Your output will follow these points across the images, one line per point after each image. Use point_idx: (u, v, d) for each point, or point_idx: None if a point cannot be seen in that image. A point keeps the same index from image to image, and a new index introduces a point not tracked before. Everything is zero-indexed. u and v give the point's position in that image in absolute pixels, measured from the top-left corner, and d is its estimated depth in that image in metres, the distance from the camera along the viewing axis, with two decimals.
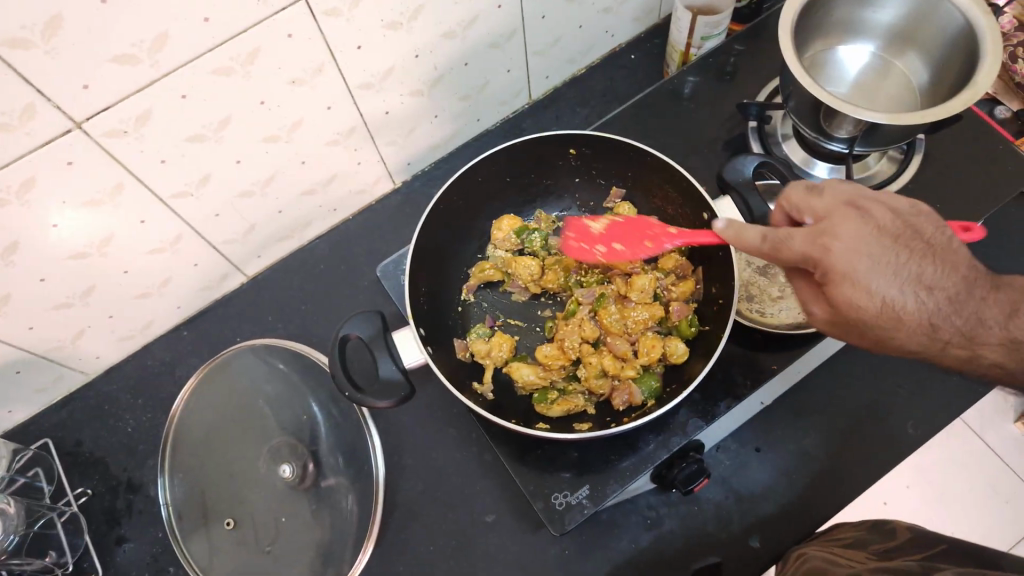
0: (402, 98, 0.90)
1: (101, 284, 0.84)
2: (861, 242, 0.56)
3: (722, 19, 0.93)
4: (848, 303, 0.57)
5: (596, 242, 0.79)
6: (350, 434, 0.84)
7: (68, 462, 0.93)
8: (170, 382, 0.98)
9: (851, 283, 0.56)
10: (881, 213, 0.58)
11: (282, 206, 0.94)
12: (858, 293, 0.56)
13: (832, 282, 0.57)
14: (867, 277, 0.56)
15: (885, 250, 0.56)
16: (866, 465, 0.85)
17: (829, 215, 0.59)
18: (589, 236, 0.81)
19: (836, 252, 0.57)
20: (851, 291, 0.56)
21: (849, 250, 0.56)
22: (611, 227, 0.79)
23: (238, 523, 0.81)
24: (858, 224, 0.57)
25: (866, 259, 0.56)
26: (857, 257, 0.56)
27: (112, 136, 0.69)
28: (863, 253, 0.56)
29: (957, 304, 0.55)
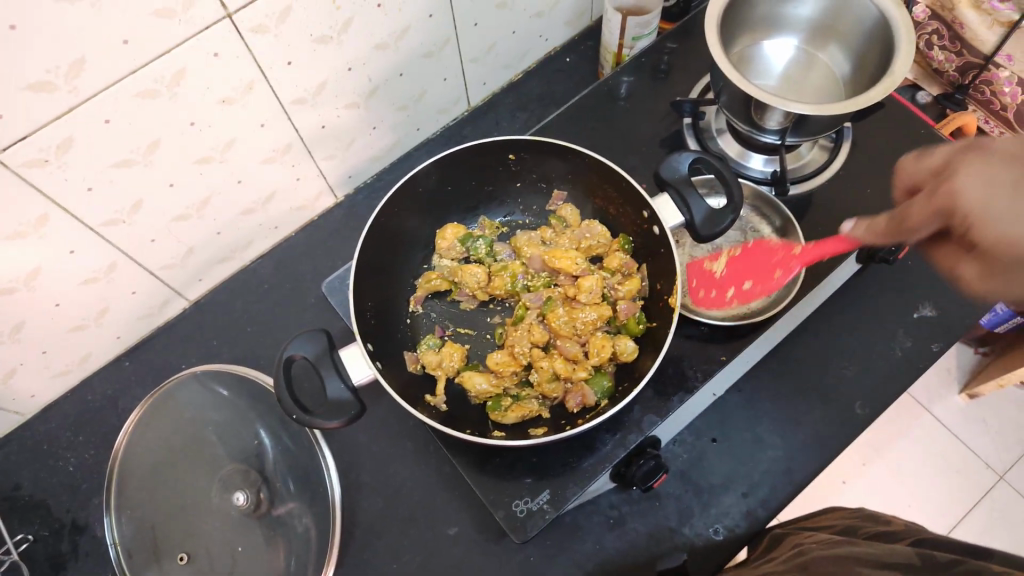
0: (337, 112, 0.89)
1: (32, 319, 0.81)
2: (988, 178, 0.51)
3: (652, 19, 0.96)
4: (988, 245, 0.51)
5: (689, 279, 0.72)
6: (304, 457, 0.82)
7: (7, 508, 0.89)
8: (113, 415, 0.94)
9: (987, 223, 0.50)
10: (1006, 145, 0.52)
11: (221, 227, 0.92)
12: (1001, 232, 0.49)
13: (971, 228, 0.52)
14: (1006, 210, 0.49)
15: (1016, 182, 0.50)
16: (818, 448, 0.87)
17: (949, 168, 0.56)
18: (711, 280, 0.86)
19: (964, 197, 0.52)
20: (992, 232, 0.50)
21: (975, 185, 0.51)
22: (736, 265, 0.85)
23: (191, 556, 0.78)
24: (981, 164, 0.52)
25: (1003, 196, 0.50)
26: (988, 193, 0.51)
27: (31, 166, 0.66)
28: (995, 190, 0.50)
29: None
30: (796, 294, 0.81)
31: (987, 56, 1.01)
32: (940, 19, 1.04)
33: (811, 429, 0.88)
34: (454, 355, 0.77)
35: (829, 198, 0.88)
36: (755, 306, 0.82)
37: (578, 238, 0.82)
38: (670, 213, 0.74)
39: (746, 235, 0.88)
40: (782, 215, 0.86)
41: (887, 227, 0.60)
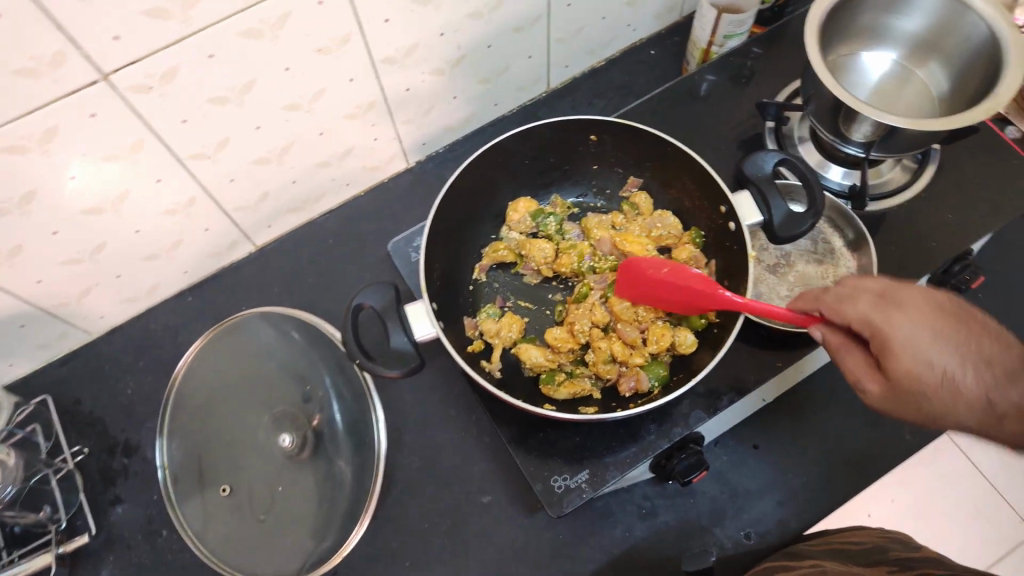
0: (422, 77, 0.91)
1: (112, 243, 0.84)
2: (918, 328, 0.56)
3: (746, 18, 0.95)
4: (907, 376, 0.56)
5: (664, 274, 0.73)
6: (353, 406, 0.84)
7: (67, 419, 0.93)
8: (173, 346, 0.97)
9: (908, 355, 0.56)
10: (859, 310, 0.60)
11: (297, 176, 0.94)
12: (916, 365, 0.56)
13: (886, 355, 0.57)
14: (924, 350, 0.56)
15: (937, 325, 0.57)
16: (861, 468, 0.86)
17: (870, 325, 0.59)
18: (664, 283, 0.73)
19: (896, 332, 0.57)
20: (907, 363, 0.56)
21: (914, 332, 0.56)
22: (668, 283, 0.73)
23: (233, 489, 0.81)
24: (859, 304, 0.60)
25: (928, 342, 0.56)
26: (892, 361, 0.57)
27: (136, 91, 0.69)
28: (924, 338, 0.56)
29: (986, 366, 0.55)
30: None
31: None
32: None
33: (857, 449, 0.87)
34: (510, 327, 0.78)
35: (907, 217, 0.86)
36: None
37: (649, 226, 0.82)
38: (749, 212, 0.74)
39: (817, 246, 0.86)
40: (856, 230, 0.84)
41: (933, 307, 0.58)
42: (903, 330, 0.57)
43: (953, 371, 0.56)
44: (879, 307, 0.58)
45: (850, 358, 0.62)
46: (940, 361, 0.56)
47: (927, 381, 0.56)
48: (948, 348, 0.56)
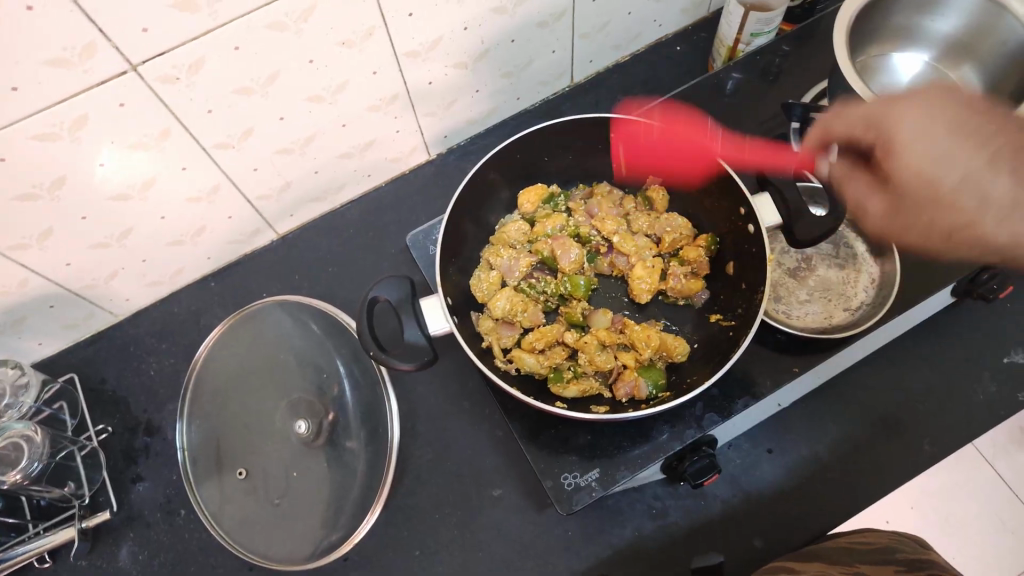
0: (445, 70, 0.91)
1: (139, 228, 0.86)
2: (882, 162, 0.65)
3: (775, 17, 0.93)
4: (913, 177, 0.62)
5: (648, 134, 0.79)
6: (369, 395, 0.85)
7: (92, 398, 0.96)
8: (195, 330, 0.99)
9: (914, 146, 0.61)
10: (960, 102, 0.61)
11: (319, 166, 0.94)
12: (922, 161, 0.61)
13: (890, 154, 0.63)
14: (941, 153, 0.60)
15: (928, 112, 0.61)
16: (877, 477, 0.85)
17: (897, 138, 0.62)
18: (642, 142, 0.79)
19: (903, 128, 0.62)
20: (918, 153, 0.61)
21: (912, 127, 0.61)
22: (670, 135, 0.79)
23: (250, 472, 0.83)
24: (936, 94, 0.62)
25: (950, 135, 0.60)
26: (921, 126, 0.61)
27: (164, 82, 0.70)
28: (947, 129, 0.60)
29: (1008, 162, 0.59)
30: (880, 317, 0.79)
31: None
32: None
33: (872, 456, 0.86)
34: (500, 304, 0.76)
35: None
36: (837, 323, 0.80)
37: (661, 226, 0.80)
38: (768, 212, 0.73)
39: (839, 250, 0.85)
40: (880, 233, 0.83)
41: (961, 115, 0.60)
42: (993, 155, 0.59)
43: (971, 174, 0.59)
44: (891, 101, 0.63)
45: (854, 187, 0.70)
46: (946, 158, 0.60)
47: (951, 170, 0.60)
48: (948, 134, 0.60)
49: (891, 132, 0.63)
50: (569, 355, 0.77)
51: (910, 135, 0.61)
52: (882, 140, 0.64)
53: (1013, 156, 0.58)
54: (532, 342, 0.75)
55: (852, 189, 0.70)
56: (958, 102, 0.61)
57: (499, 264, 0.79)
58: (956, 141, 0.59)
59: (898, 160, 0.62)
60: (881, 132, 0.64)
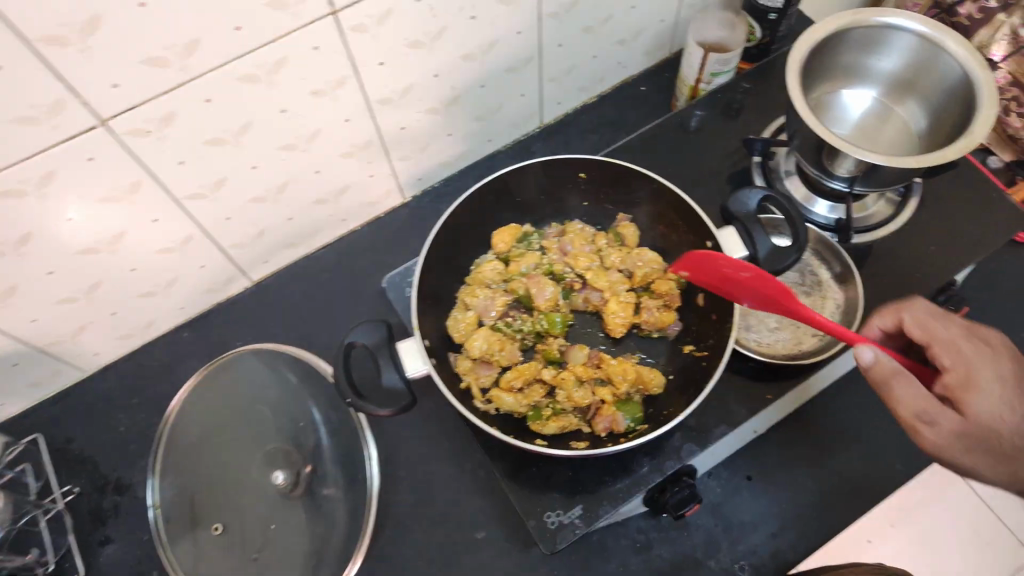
0: (418, 116, 0.92)
1: (107, 281, 0.85)
2: (996, 368, 0.61)
3: (732, 58, 0.97)
4: (987, 413, 0.59)
5: None
6: (346, 441, 0.85)
7: (59, 458, 0.92)
8: (167, 382, 0.97)
9: (980, 395, 0.60)
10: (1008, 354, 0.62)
11: (292, 213, 0.94)
12: (995, 403, 0.59)
13: (967, 390, 0.61)
14: (987, 390, 0.60)
15: (1010, 368, 0.61)
16: (855, 500, 0.86)
17: (963, 358, 0.62)
18: None
19: (986, 368, 0.61)
20: (986, 402, 0.60)
21: (991, 372, 0.61)
22: None
23: (226, 527, 0.81)
24: (1002, 356, 0.62)
25: (1004, 388, 0.60)
26: (988, 373, 0.61)
27: (135, 136, 0.70)
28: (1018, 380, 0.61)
29: None
30: None
31: None
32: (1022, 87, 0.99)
33: (849, 479, 0.87)
34: (477, 344, 0.76)
35: (893, 249, 0.88)
36: (805, 348, 0.82)
37: (632, 262, 0.82)
38: (734, 246, 0.75)
39: (804, 277, 0.88)
40: (841, 260, 0.86)
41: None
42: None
43: (1010, 418, 0.59)
44: (970, 335, 0.63)
45: (907, 387, 0.60)
46: (1000, 406, 0.59)
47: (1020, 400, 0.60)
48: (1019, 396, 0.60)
49: (974, 370, 0.61)
50: (548, 392, 0.77)
51: (1000, 375, 0.60)
52: (948, 378, 0.62)
53: None
54: (511, 381, 0.75)
55: (984, 378, 0.60)
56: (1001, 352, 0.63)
57: (476, 304, 0.80)
58: (1010, 397, 0.60)
59: (978, 399, 0.60)
60: (959, 363, 0.62)
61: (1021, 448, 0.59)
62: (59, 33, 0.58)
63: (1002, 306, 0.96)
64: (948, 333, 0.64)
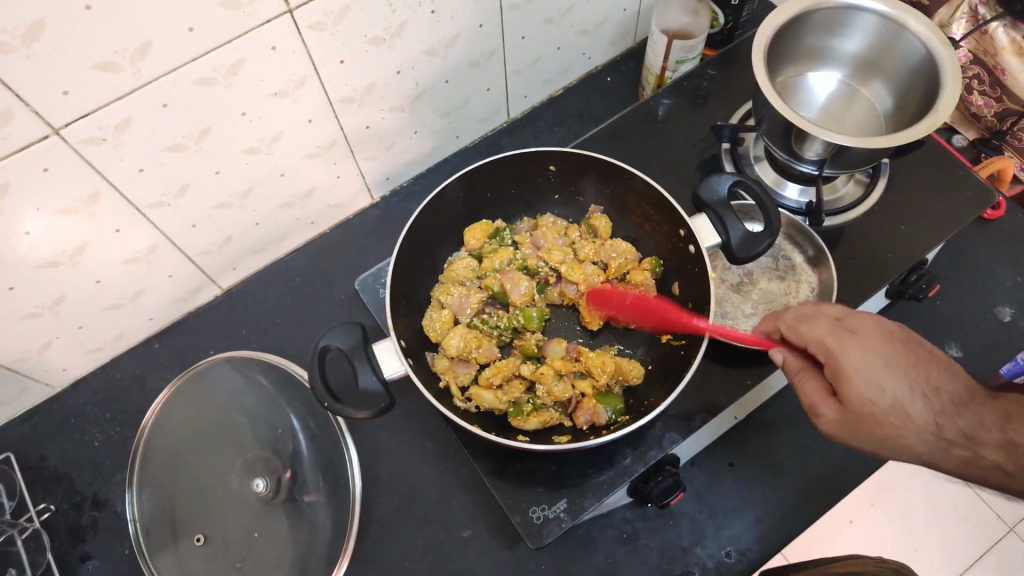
0: (382, 114, 0.91)
1: (71, 294, 0.83)
2: (869, 356, 0.63)
3: (696, 45, 0.97)
4: (857, 402, 0.62)
5: None
6: (327, 446, 0.84)
7: (31, 477, 0.90)
8: (139, 395, 0.95)
9: (857, 384, 0.62)
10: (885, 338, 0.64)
11: (260, 218, 0.93)
12: (867, 391, 0.62)
13: (840, 379, 0.63)
14: (872, 380, 0.62)
15: (893, 355, 0.63)
16: (836, 479, 0.87)
17: (830, 347, 0.65)
18: None
19: (851, 357, 0.63)
20: (858, 391, 0.62)
21: (861, 358, 0.63)
22: None
23: (208, 538, 0.79)
24: (876, 339, 0.64)
25: (882, 372, 0.62)
26: (867, 363, 0.63)
27: (90, 144, 0.69)
28: (881, 366, 0.63)
29: (961, 407, 0.62)
30: None
31: None
32: (982, 64, 1.00)
33: (829, 459, 0.88)
34: (453, 343, 0.76)
35: (863, 229, 0.88)
36: None
37: (606, 253, 0.81)
38: (707, 233, 0.74)
39: (778, 262, 0.88)
40: (814, 243, 0.86)
41: (896, 355, 0.63)
42: (922, 379, 0.63)
43: (908, 403, 0.62)
44: (834, 330, 0.65)
45: (810, 380, 0.67)
46: (886, 393, 0.62)
47: (893, 388, 0.62)
48: (912, 382, 0.63)
49: (837, 361, 0.64)
50: (527, 388, 0.77)
51: (854, 366, 0.63)
52: (831, 366, 0.65)
53: (936, 389, 0.63)
54: (489, 378, 0.75)
55: (854, 370, 0.63)
56: (888, 337, 0.65)
57: (450, 302, 0.79)
58: (895, 383, 0.62)
59: (849, 385, 0.63)
60: (827, 356, 0.65)
61: (901, 427, 0.62)
62: (1, 40, 0.57)
63: (972, 281, 0.97)
64: (817, 333, 0.66)
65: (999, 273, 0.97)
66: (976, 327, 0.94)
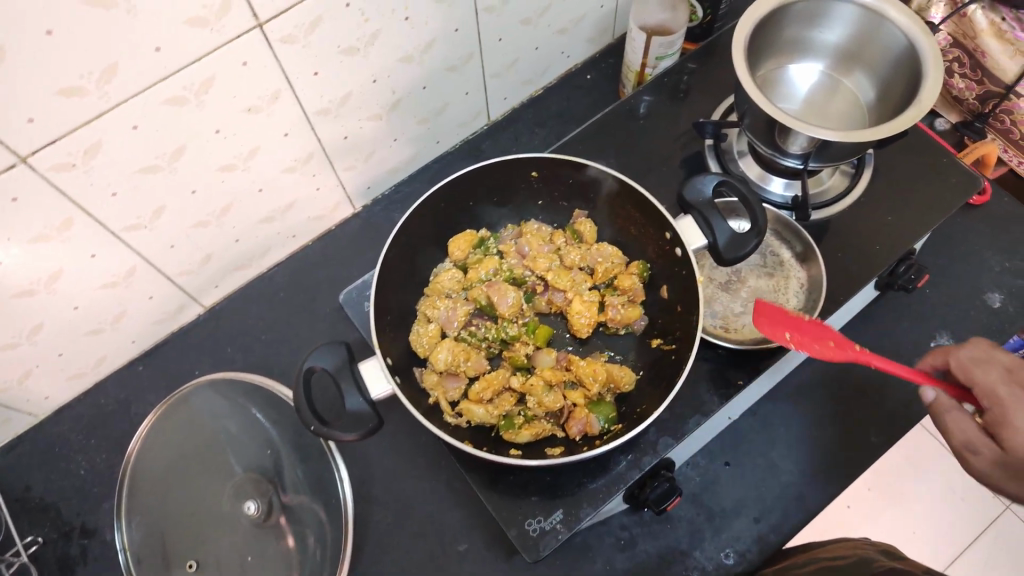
0: (360, 123, 0.89)
1: (50, 322, 0.81)
2: None
3: (676, 40, 0.95)
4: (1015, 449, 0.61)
5: None
6: (317, 466, 0.83)
7: (18, 508, 0.89)
8: (125, 420, 0.94)
9: (1010, 430, 0.62)
10: None
11: (240, 234, 0.91)
12: (1016, 439, 0.61)
13: (1003, 427, 0.62)
14: (1020, 429, 0.61)
15: None
16: (832, 475, 0.86)
17: (1000, 400, 0.63)
18: None
19: (1011, 408, 0.62)
20: (1012, 439, 0.61)
21: (1022, 411, 0.62)
22: None
23: (201, 564, 0.78)
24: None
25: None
26: (1019, 415, 0.62)
27: (59, 170, 0.67)
28: None
29: None
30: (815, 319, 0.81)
31: (1008, 84, 0.97)
32: (962, 46, 1.00)
33: (824, 455, 0.87)
34: (441, 357, 0.74)
35: (849, 222, 0.88)
36: None
37: (591, 258, 0.80)
38: (693, 236, 0.73)
39: (766, 260, 0.87)
40: (802, 239, 0.85)
41: None
42: None
43: None
44: (1010, 380, 0.64)
45: (958, 419, 0.66)
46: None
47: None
48: None
49: (1001, 409, 0.63)
50: (518, 399, 0.76)
51: (1018, 418, 0.61)
52: (993, 414, 0.64)
53: None
54: (479, 392, 0.74)
55: (1019, 417, 0.61)
56: None
57: (437, 316, 0.77)
58: None
59: (1010, 434, 0.61)
60: (990, 402, 0.64)
61: None
62: None
63: (961, 269, 0.97)
64: (994, 379, 0.65)
65: (987, 260, 0.97)
66: (966, 315, 0.94)
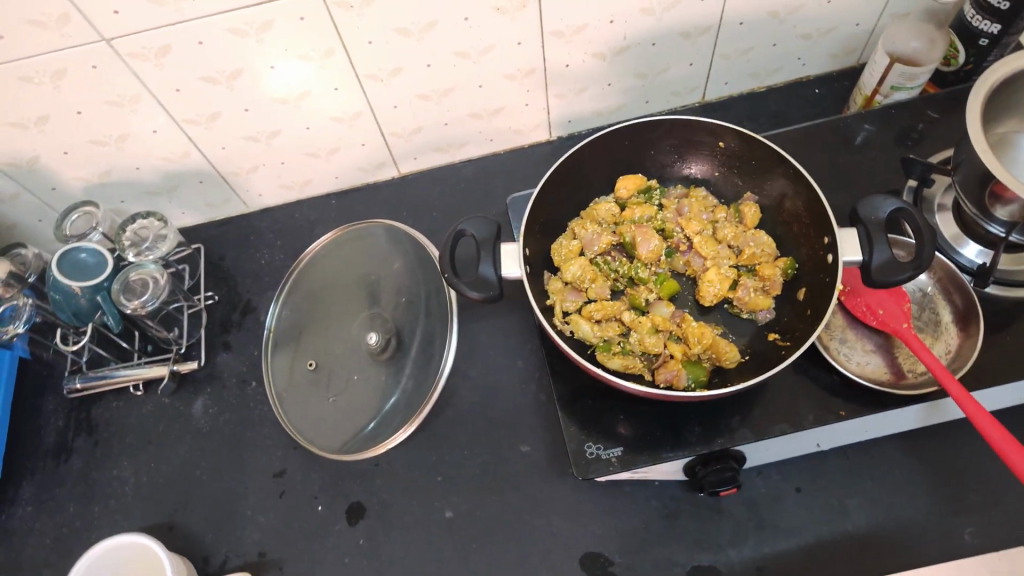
0: (583, 58, 0.97)
1: (285, 132, 0.98)
2: None
3: (919, 74, 0.92)
4: None
5: None
6: (435, 323, 0.92)
7: (210, 270, 1.10)
8: (308, 236, 1.12)
9: None
10: None
11: (450, 120, 1.04)
12: None
13: None
14: None
15: None
16: (905, 549, 0.81)
17: None
18: None
19: None
20: None
21: None
22: None
23: (318, 366, 0.93)
24: None
25: None
26: None
27: (339, 6, 0.81)
28: None
29: None
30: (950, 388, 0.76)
31: None
32: None
33: (904, 529, 0.82)
34: (571, 270, 0.80)
35: None
36: (902, 380, 0.79)
37: (744, 241, 0.82)
38: (851, 248, 0.72)
39: (923, 313, 0.84)
40: (967, 299, 0.81)
41: None
42: None
43: None
44: None
45: None
46: None
47: None
48: None
49: None
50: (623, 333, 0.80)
51: None
52: None
53: None
54: (592, 312, 0.79)
55: None
56: None
57: (583, 236, 0.84)
58: None
59: None
60: None
61: None
62: None
63: None
64: None
65: None
66: None
